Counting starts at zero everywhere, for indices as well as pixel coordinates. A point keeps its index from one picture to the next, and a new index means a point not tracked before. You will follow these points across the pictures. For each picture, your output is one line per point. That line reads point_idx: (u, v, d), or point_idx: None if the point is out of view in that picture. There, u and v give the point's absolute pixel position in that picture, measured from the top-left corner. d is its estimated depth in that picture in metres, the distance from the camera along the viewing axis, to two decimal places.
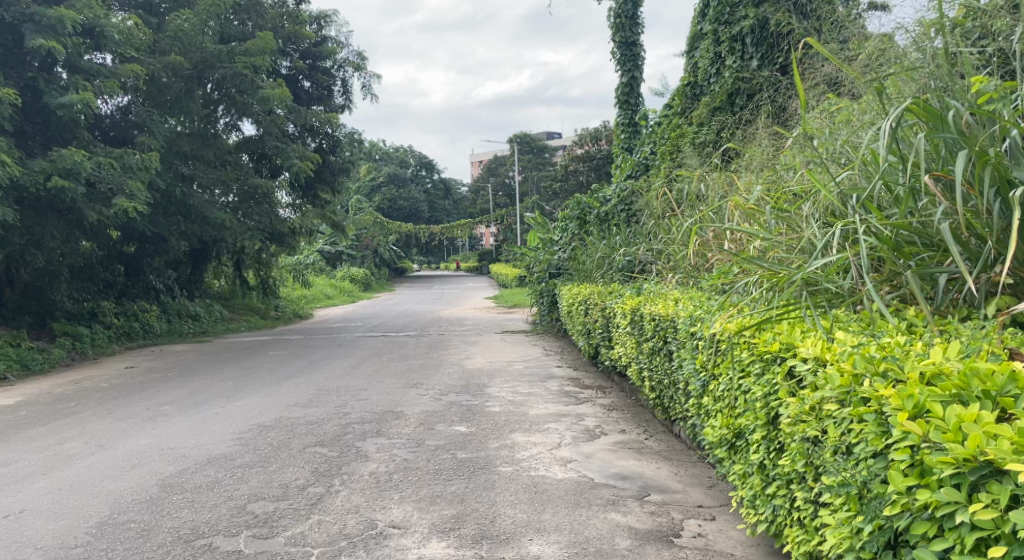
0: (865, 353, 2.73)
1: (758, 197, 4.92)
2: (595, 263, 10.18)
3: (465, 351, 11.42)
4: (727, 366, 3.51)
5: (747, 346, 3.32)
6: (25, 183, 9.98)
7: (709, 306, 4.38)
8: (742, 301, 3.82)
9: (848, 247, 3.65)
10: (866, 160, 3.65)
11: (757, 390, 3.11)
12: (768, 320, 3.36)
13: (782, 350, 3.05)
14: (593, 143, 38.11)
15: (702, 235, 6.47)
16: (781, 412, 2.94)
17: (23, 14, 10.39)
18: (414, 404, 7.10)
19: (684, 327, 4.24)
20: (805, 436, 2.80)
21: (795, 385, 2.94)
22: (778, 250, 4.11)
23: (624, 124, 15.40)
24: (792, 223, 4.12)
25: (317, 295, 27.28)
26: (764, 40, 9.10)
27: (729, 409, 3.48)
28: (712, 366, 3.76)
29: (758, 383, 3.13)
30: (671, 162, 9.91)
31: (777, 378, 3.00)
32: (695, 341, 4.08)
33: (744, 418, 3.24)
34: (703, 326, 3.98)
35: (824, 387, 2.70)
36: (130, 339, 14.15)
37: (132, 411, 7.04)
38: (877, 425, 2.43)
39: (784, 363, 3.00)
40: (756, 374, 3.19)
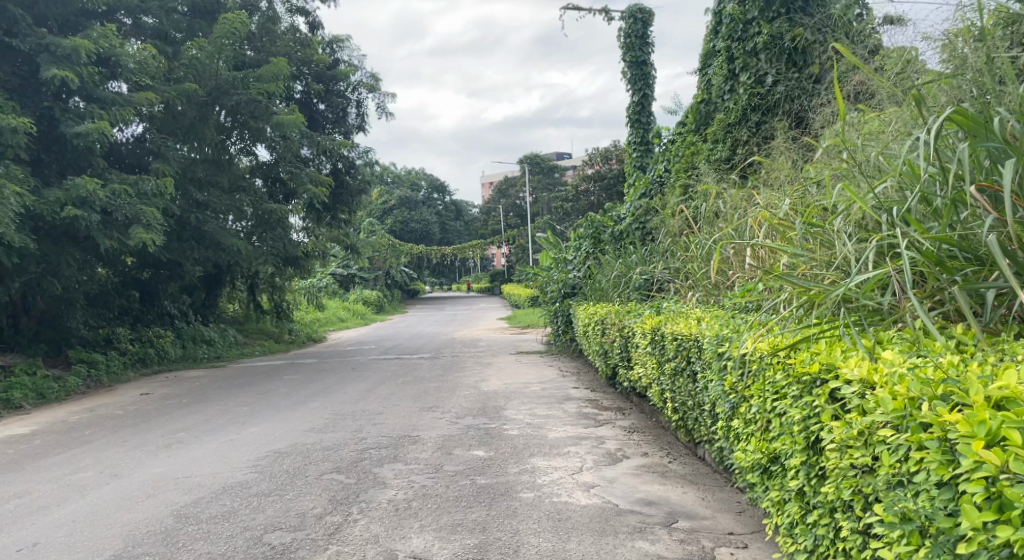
0: (919, 374, 2.61)
1: (784, 212, 4.81)
2: (610, 283, 10.07)
3: (479, 373, 11.30)
4: (759, 388, 3.38)
5: (783, 367, 3.20)
6: (40, 212, 10.01)
7: (735, 325, 4.25)
8: (771, 320, 3.69)
9: (886, 262, 3.54)
10: (904, 171, 3.56)
11: (795, 414, 2.98)
12: (803, 340, 3.24)
13: (822, 371, 2.92)
14: (603, 163, 38.21)
15: (723, 251, 6.36)
16: (824, 437, 2.81)
17: (39, 45, 10.52)
18: (431, 428, 6.99)
19: (710, 347, 4.10)
20: (852, 462, 2.67)
21: (839, 408, 2.81)
22: (808, 265, 4.00)
23: (636, 143, 15.19)
24: (822, 237, 4.00)
25: (330, 318, 27.29)
26: (778, 56, 9.03)
27: (762, 432, 3.35)
28: (741, 388, 3.63)
29: (796, 406, 3.01)
30: (686, 180, 9.79)
31: (817, 399, 2.88)
32: (721, 361, 3.95)
33: (780, 443, 3.11)
34: (730, 345, 3.87)
35: (874, 411, 2.58)
36: (146, 365, 14.13)
37: (146, 438, 6.97)
38: (942, 453, 2.32)
39: (825, 385, 2.87)
40: (793, 397, 3.06)
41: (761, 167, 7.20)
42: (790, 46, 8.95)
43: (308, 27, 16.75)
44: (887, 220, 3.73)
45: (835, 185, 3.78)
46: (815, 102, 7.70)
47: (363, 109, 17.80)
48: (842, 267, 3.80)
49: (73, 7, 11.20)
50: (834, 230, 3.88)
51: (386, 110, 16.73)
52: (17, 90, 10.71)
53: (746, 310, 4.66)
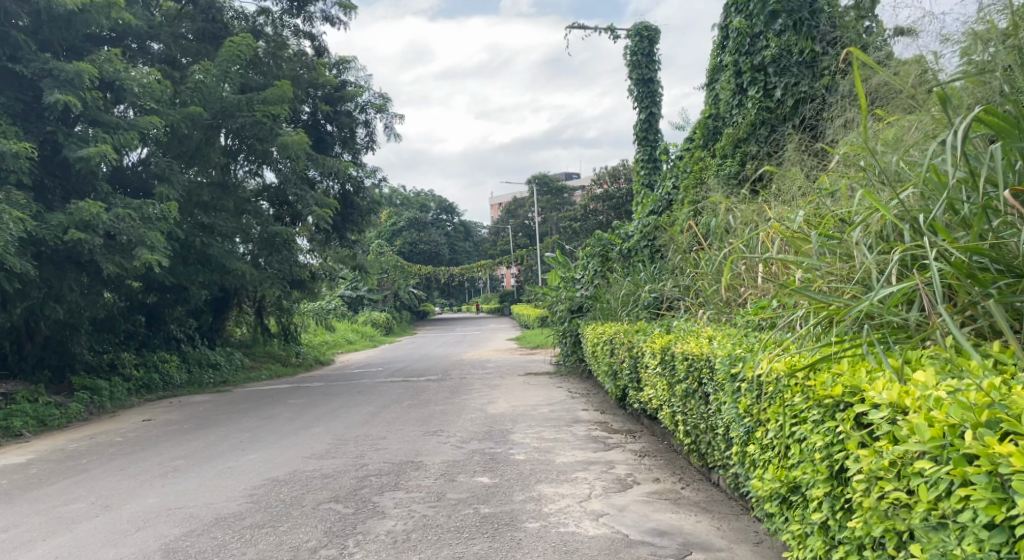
0: (957, 397, 2.40)
1: (800, 225, 4.61)
2: (619, 301, 9.86)
3: (486, 395, 11.07)
4: (776, 412, 3.17)
5: (802, 390, 2.98)
6: (42, 236, 9.91)
7: (748, 344, 4.04)
8: (788, 339, 3.48)
9: (912, 275, 3.35)
10: (930, 177, 3.36)
11: (817, 440, 2.77)
12: (824, 360, 3.03)
13: (846, 394, 2.71)
14: (612, 182, 38.13)
15: (735, 267, 6.16)
16: (850, 467, 2.60)
17: (42, 69, 10.48)
18: (435, 454, 6.78)
19: (723, 368, 3.89)
20: (884, 496, 2.46)
21: (866, 435, 2.60)
22: (826, 280, 3.79)
23: (643, 160, 15.13)
24: (841, 250, 3.79)
25: (339, 340, 27.15)
26: (787, 70, 8.89)
27: (781, 459, 3.13)
28: (757, 411, 3.43)
29: (818, 432, 2.79)
30: (695, 196, 9.60)
31: (840, 425, 2.67)
32: (736, 383, 3.73)
33: (801, 471, 2.90)
34: (744, 366, 3.66)
35: (908, 441, 2.36)
36: (150, 391, 13.99)
37: (143, 467, 6.79)
38: (990, 490, 2.11)
39: (851, 409, 2.66)
40: (814, 422, 2.85)
41: (773, 180, 7.01)
42: (798, 59, 8.81)
43: (315, 51, 16.73)
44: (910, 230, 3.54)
45: (855, 194, 3.58)
46: (828, 115, 7.52)
47: (372, 129, 17.65)
48: (864, 281, 3.59)
49: (77, 32, 11.18)
50: (853, 242, 3.67)
51: (394, 131, 16.62)
52: (20, 115, 10.67)
53: (761, 329, 4.46)
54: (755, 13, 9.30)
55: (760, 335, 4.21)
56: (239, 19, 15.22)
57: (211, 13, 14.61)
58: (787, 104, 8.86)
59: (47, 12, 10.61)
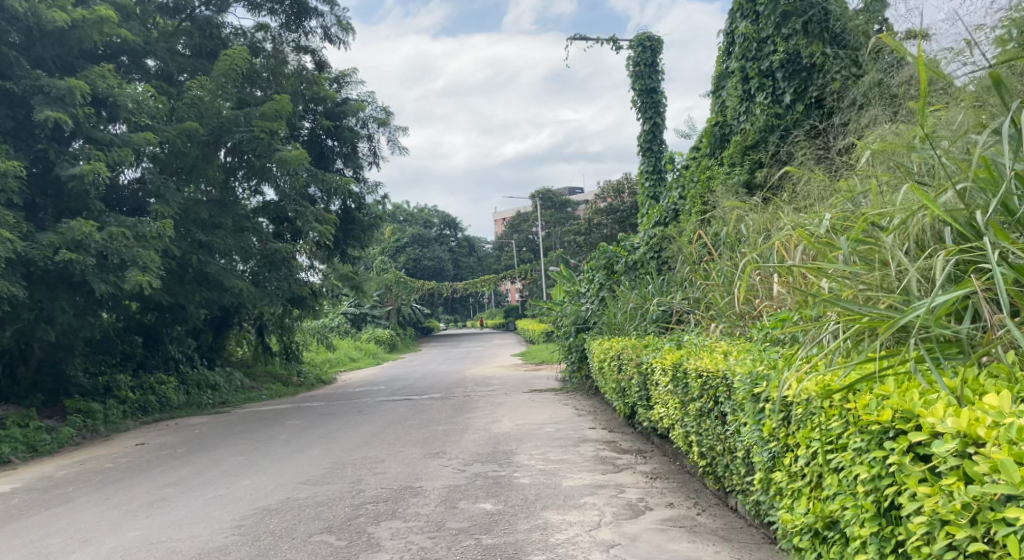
0: None
1: (829, 231, 4.31)
2: (625, 315, 9.55)
3: (491, 413, 10.75)
4: (807, 437, 2.88)
5: (841, 413, 2.68)
6: (32, 257, 9.66)
7: (770, 360, 3.73)
8: (818, 356, 3.18)
9: (964, 279, 3.06)
10: (980, 173, 3.09)
11: (864, 472, 2.47)
12: (865, 379, 2.73)
13: (898, 420, 2.41)
14: (615, 196, 37.89)
15: (751, 278, 5.85)
16: (911, 507, 2.29)
17: (34, 86, 10.28)
18: (435, 477, 6.45)
19: (744, 387, 3.58)
20: (958, 544, 2.14)
21: (928, 469, 2.29)
22: (860, 288, 3.50)
23: (648, 172, 14.82)
24: (873, 256, 3.49)
25: (342, 358, 26.85)
26: (796, 74, 8.64)
27: (817, 491, 2.83)
28: (783, 435, 3.14)
29: (864, 463, 2.49)
30: (703, 206, 9.31)
31: (889, 455, 2.39)
32: (758, 403, 3.43)
33: (845, 507, 2.59)
34: (766, 384, 3.37)
35: (986, 480, 2.06)
36: (147, 413, 13.70)
37: (131, 495, 6.49)
38: None
39: (906, 439, 2.35)
40: (859, 451, 2.55)
41: (788, 187, 6.73)
42: (808, 64, 8.54)
43: (315, 66, 16.53)
44: (956, 233, 3.25)
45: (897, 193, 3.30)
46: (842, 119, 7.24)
47: (374, 144, 17.38)
48: (905, 288, 3.30)
49: (70, 48, 10.97)
50: (889, 247, 3.37)
51: (398, 145, 16.36)
52: (11, 133, 10.45)
53: (780, 346, 4.16)
54: (763, 17, 9.02)
55: (781, 352, 3.92)
56: (238, 36, 15.02)
57: (208, 29, 14.42)
58: (797, 109, 8.59)
59: (39, 28, 10.42)
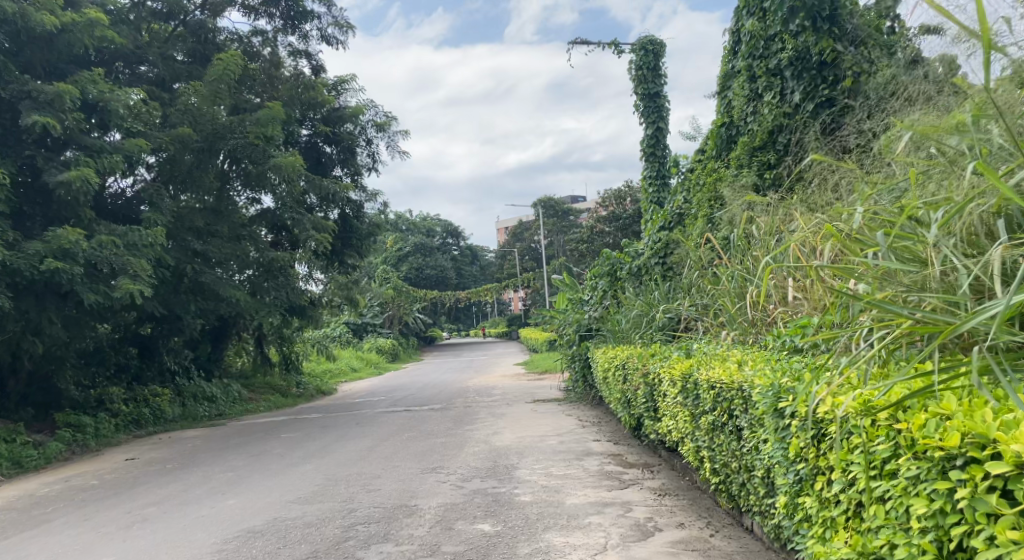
0: None
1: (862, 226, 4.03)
2: (630, 322, 9.19)
3: (492, 425, 10.40)
4: (844, 460, 2.66)
5: (894, 437, 2.45)
6: (18, 266, 9.36)
7: (793, 370, 3.45)
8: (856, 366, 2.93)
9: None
10: None
11: (932, 509, 2.25)
12: (919, 394, 2.50)
13: (972, 450, 2.20)
14: (616, 203, 37.07)
15: (768, 281, 5.53)
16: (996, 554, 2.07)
17: (22, 92, 10.01)
18: (431, 495, 6.10)
19: (766, 400, 3.29)
20: None
21: (1013, 508, 2.08)
22: (904, 288, 3.25)
23: (652, 178, 14.46)
24: (913, 253, 3.27)
25: (343, 368, 26.51)
26: (806, 73, 8.30)
27: (860, 522, 2.60)
28: (812, 456, 2.89)
29: (930, 497, 2.28)
30: (711, 209, 8.95)
31: (958, 489, 2.20)
32: (781, 419, 3.16)
33: (902, 547, 2.37)
34: (790, 398, 3.10)
35: None
36: (140, 426, 13.39)
37: (111, 516, 6.17)
38: None
39: (987, 473, 2.13)
40: (921, 481, 2.32)
41: (801, 189, 6.45)
42: (818, 62, 8.18)
43: (312, 70, 16.24)
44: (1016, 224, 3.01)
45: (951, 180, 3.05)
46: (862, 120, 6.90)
47: (372, 149, 17.09)
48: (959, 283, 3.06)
49: (61, 52, 10.70)
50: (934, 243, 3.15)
51: (398, 150, 16.04)
52: None
53: (800, 357, 3.87)
54: (770, 13, 8.65)
55: (803, 361, 3.64)
56: (233, 41, 14.80)
57: (201, 33, 14.15)
58: (807, 109, 8.24)
59: (28, 32, 10.11)
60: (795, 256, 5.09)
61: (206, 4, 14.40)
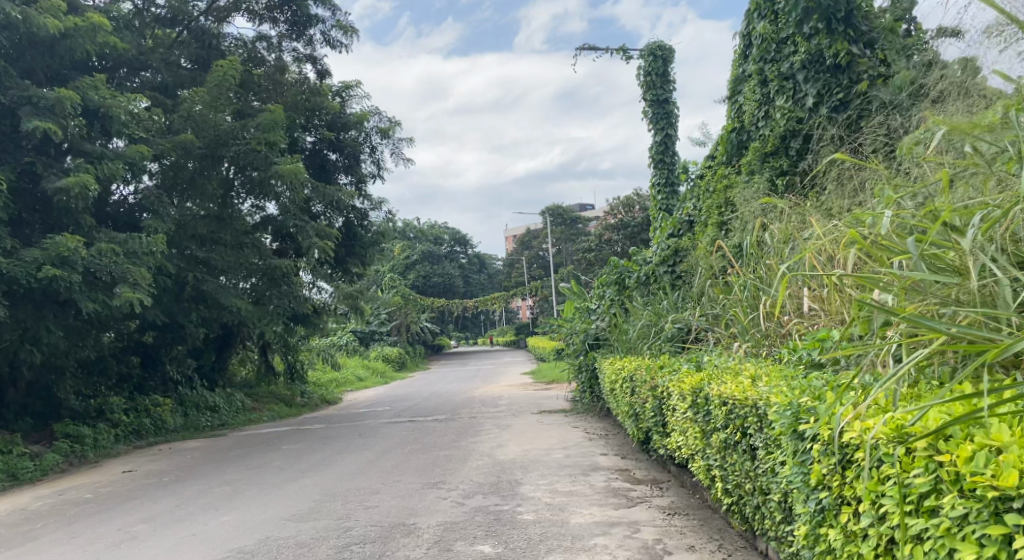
0: None
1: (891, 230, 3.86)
2: (638, 332, 8.94)
3: (497, 437, 10.16)
4: (874, 492, 2.47)
5: (937, 470, 2.28)
6: (15, 274, 9.20)
7: (813, 386, 3.24)
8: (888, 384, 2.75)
9: None
10: None
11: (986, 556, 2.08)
12: (962, 422, 2.34)
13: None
14: (625, 211, 37.06)
15: (785, 292, 5.32)
16: None
17: (22, 97, 9.83)
18: (432, 513, 5.88)
19: (784, 419, 3.07)
20: None
21: None
22: (938, 300, 3.09)
23: (660, 185, 14.28)
24: (946, 262, 3.13)
25: (349, 377, 26.32)
26: (819, 76, 8.08)
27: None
28: (836, 485, 2.68)
29: (982, 539, 2.11)
30: (722, 216, 8.72)
31: (1015, 535, 2.05)
32: (800, 441, 2.95)
33: None
34: (811, 419, 2.89)
35: None
36: (140, 437, 13.24)
37: (100, 533, 5.98)
38: None
39: None
40: (970, 522, 2.16)
41: (815, 197, 6.24)
42: (831, 64, 7.96)
43: (317, 76, 16.11)
44: None
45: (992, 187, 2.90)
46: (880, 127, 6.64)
47: (377, 156, 16.93)
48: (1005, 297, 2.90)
49: (62, 57, 10.53)
50: (971, 251, 3.03)
51: (402, 156, 15.89)
52: None
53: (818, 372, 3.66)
54: (783, 15, 8.45)
55: (823, 378, 3.44)
56: (237, 46, 14.71)
57: (205, 39, 14.15)
58: (821, 113, 7.99)
59: (29, 37, 9.96)
60: (813, 263, 4.92)
61: (211, 9, 14.24)
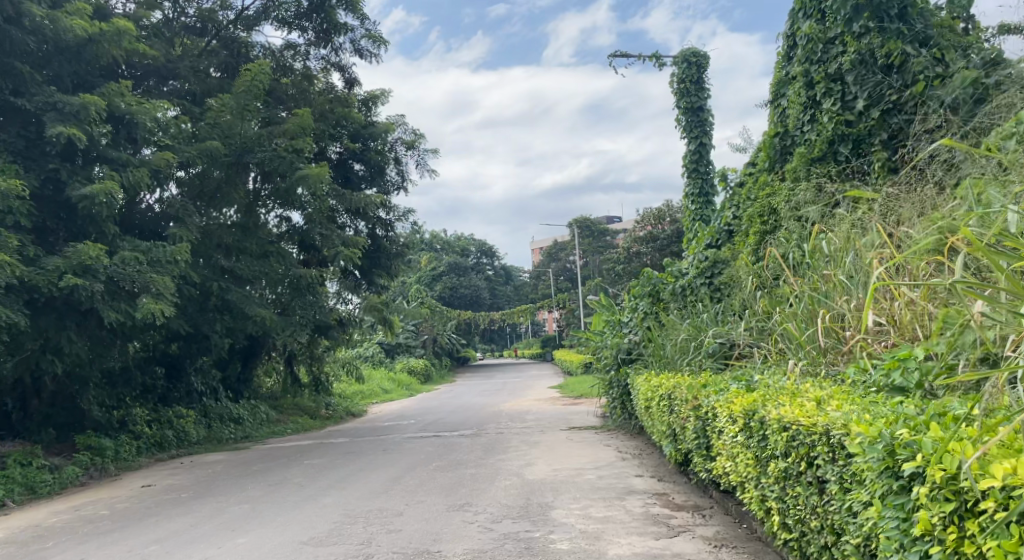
0: None
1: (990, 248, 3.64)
2: (675, 348, 8.47)
3: (525, 455, 9.76)
4: (1012, 552, 2.25)
5: None
6: (37, 283, 8.99)
7: (907, 419, 3.00)
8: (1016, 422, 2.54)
9: None
10: None
11: None
12: None
13: None
14: (655, 223, 36.47)
15: (850, 310, 5.01)
16: None
17: (47, 103, 9.61)
18: (458, 539, 5.50)
19: (881, 456, 2.82)
20: None
21: None
22: None
23: (693, 195, 13.88)
24: None
25: (373, 390, 26.04)
26: (870, 77, 7.64)
27: None
28: (951, 538, 2.48)
29: None
30: (765, 225, 8.30)
31: None
32: (903, 482, 2.72)
33: None
34: (917, 458, 2.65)
35: None
36: (162, 449, 13.07)
37: (109, 554, 5.68)
38: None
39: None
40: None
41: (874, 208, 5.86)
42: (884, 65, 7.55)
43: (345, 84, 15.96)
44: None
45: None
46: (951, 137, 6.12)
47: (403, 167, 16.72)
48: None
49: (90, 63, 10.32)
50: None
51: (428, 167, 15.65)
52: (21, 153, 9.69)
53: (904, 404, 3.38)
54: (830, 13, 7.98)
55: (914, 409, 3.20)
56: (266, 55, 14.51)
57: (234, 47, 14.02)
58: (871, 117, 7.60)
59: (56, 42, 9.79)
60: (890, 279, 4.73)
61: (240, 18, 14.16)
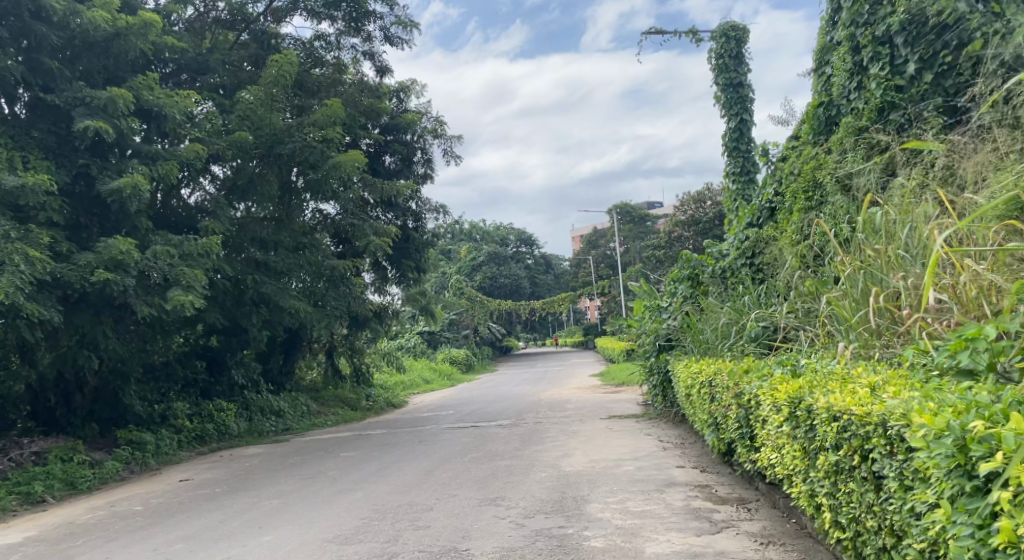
0: None
1: None
2: (715, 332, 8.11)
3: (563, 446, 9.46)
4: None
5: None
6: (69, 279, 8.95)
7: (982, 408, 2.64)
8: None
9: None
10: None
11: None
12: None
13: None
14: (695, 207, 35.75)
15: (909, 288, 4.62)
16: None
17: (75, 99, 9.56)
18: (488, 536, 5.24)
19: (951, 451, 2.49)
20: None
21: None
22: None
23: (734, 174, 13.38)
24: None
25: (415, 381, 26.04)
26: (920, 39, 7.21)
27: None
28: None
29: None
30: (810, 200, 7.88)
31: None
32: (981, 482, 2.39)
33: None
34: (998, 454, 2.31)
35: None
36: (203, 442, 13.12)
37: (133, 554, 5.55)
38: None
39: None
40: None
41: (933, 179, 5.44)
42: (936, 25, 7.09)
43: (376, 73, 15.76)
44: None
45: None
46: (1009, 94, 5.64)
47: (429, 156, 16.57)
48: None
49: (117, 57, 10.25)
50: None
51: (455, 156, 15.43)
52: (53, 150, 9.68)
53: (973, 391, 3.03)
54: None
55: (988, 396, 2.84)
56: (296, 47, 14.37)
57: (265, 39, 13.85)
58: (924, 81, 7.18)
59: (82, 37, 9.75)
60: (957, 254, 4.28)
61: (269, 10, 13.95)
